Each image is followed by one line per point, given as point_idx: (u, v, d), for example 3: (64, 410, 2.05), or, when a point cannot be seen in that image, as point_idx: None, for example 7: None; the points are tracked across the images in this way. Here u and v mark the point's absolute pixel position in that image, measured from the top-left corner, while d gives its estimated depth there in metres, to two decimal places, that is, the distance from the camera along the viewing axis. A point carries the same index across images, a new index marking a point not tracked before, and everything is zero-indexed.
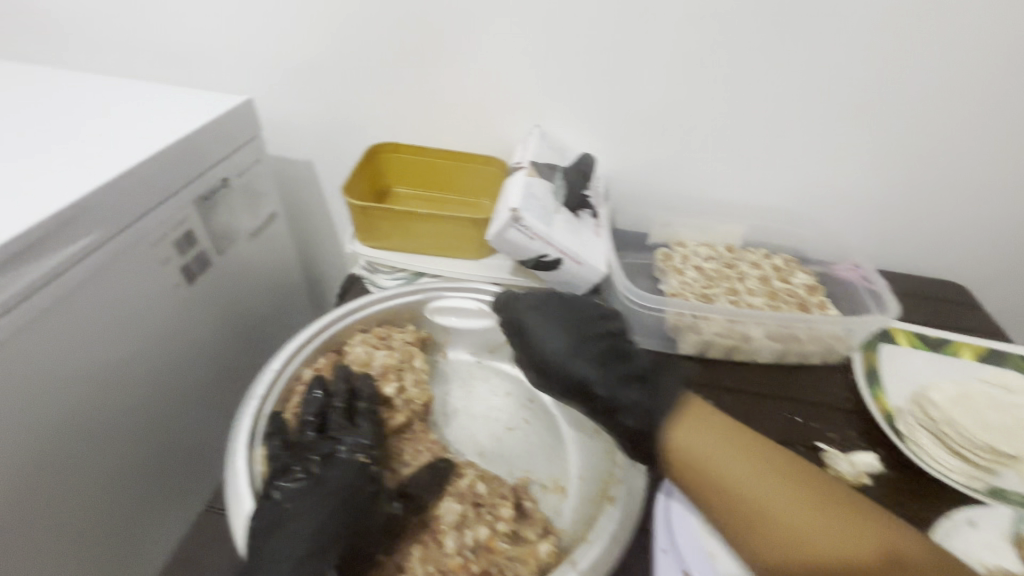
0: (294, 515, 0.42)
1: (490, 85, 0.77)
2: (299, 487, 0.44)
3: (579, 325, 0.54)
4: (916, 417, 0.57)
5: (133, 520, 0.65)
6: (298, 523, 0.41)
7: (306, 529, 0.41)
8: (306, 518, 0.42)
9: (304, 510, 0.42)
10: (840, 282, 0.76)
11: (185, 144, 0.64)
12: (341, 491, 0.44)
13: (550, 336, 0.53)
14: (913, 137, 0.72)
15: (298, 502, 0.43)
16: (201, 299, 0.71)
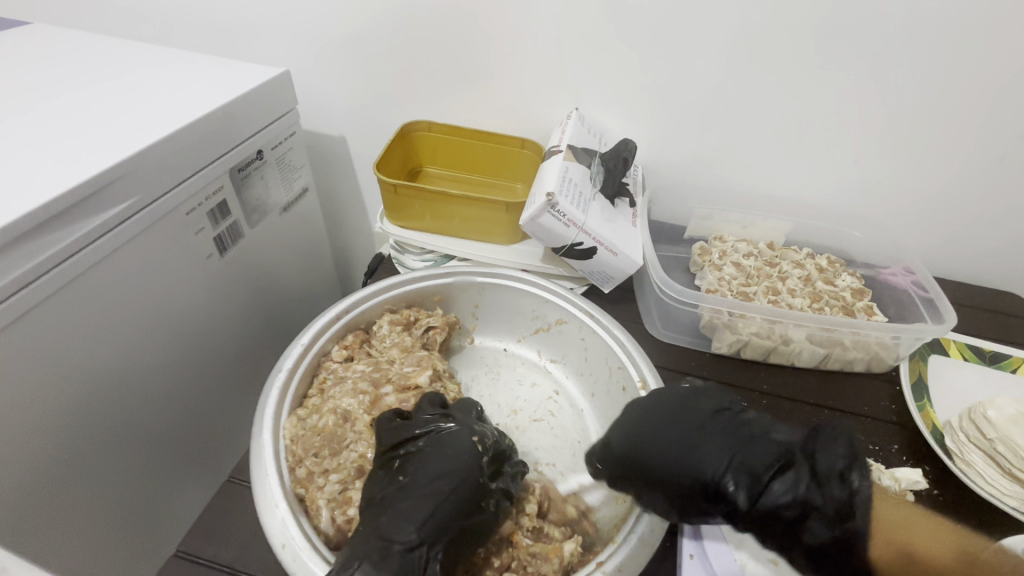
0: (403, 493, 0.38)
1: (529, 66, 0.74)
2: (418, 462, 0.40)
3: (674, 414, 0.44)
4: (968, 433, 0.52)
5: (164, 488, 0.67)
6: (411, 505, 0.37)
7: (412, 514, 0.37)
8: (412, 500, 0.37)
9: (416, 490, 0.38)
10: (889, 286, 0.72)
11: (221, 114, 0.63)
12: (444, 471, 0.39)
13: (653, 449, 0.42)
14: (979, 138, 0.67)
15: (418, 481, 0.38)
16: (233, 270, 0.72)
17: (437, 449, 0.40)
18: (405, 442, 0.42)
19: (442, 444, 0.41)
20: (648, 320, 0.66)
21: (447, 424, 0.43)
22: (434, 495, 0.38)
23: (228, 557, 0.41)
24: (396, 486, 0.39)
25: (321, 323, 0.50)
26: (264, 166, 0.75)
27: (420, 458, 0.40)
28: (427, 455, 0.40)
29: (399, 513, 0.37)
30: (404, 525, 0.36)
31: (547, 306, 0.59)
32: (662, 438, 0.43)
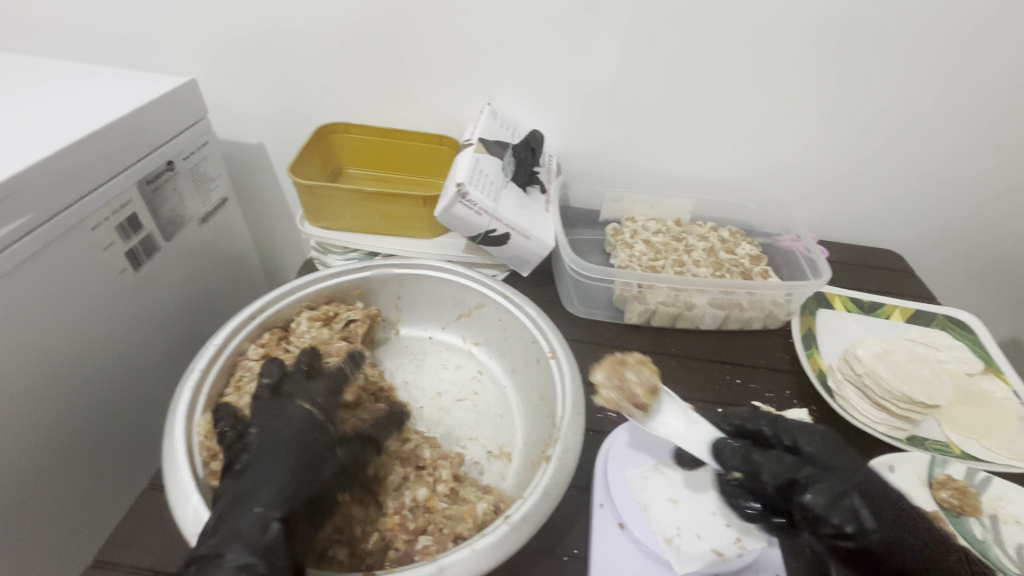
0: (261, 448, 0.39)
1: (439, 65, 0.77)
2: (266, 424, 0.41)
3: (841, 470, 0.41)
4: (844, 373, 0.60)
5: (78, 515, 0.64)
6: (263, 467, 0.38)
7: (266, 476, 0.37)
8: (274, 462, 0.38)
9: (263, 448, 0.39)
10: (782, 251, 0.79)
11: (125, 125, 0.62)
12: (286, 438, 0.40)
13: (857, 486, 0.40)
14: (843, 115, 0.75)
15: (270, 443, 0.40)
16: (149, 284, 0.70)
17: (283, 410, 0.42)
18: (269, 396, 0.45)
19: (294, 410, 0.42)
20: (566, 298, 0.70)
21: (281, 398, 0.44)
22: (285, 455, 0.38)
23: (149, 561, 0.41)
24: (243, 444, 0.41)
25: (235, 322, 0.50)
26: (176, 178, 0.74)
27: (267, 418, 0.42)
28: (273, 419, 0.42)
29: (263, 476, 0.37)
30: (267, 487, 0.37)
31: (464, 289, 0.60)
32: (867, 476, 0.42)
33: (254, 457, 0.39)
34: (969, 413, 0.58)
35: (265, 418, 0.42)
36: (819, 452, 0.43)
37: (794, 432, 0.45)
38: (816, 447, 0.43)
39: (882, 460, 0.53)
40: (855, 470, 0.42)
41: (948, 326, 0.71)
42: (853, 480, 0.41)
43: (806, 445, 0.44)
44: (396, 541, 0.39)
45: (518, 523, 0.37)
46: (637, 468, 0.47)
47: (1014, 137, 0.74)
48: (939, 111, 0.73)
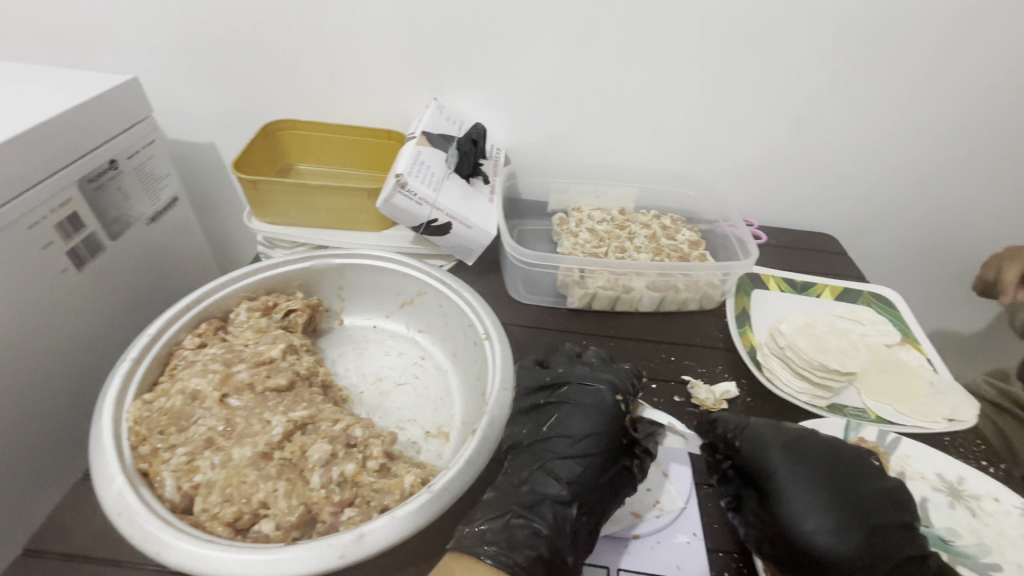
0: (547, 446, 0.46)
1: (383, 61, 0.78)
2: (566, 417, 0.47)
3: (790, 470, 0.44)
4: (770, 347, 0.64)
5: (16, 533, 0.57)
6: (559, 457, 0.45)
7: (565, 471, 0.44)
8: (553, 464, 0.45)
9: (577, 441, 0.46)
10: (720, 236, 0.82)
11: (65, 120, 0.59)
12: (587, 411, 0.48)
13: (807, 509, 0.42)
14: (775, 105, 0.79)
15: (607, 437, 0.46)
16: (95, 287, 0.65)
17: (593, 402, 0.48)
18: (546, 394, 0.50)
19: (604, 400, 0.48)
20: (511, 285, 0.72)
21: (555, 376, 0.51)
22: (599, 451, 0.45)
23: (79, 547, 0.42)
24: (540, 438, 0.47)
25: (170, 314, 0.52)
26: (120, 176, 0.69)
27: (578, 413, 0.47)
28: (587, 411, 0.47)
29: (564, 451, 0.45)
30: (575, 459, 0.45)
31: (406, 279, 0.64)
32: (826, 494, 0.42)
33: (580, 451, 0.45)
34: (885, 379, 0.62)
35: (568, 411, 0.48)
36: (779, 468, 0.44)
37: (760, 442, 0.46)
38: (777, 461, 0.44)
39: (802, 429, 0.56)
40: (819, 488, 0.43)
41: (872, 302, 0.75)
42: (800, 501, 0.42)
43: (773, 460, 0.44)
44: (322, 513, 0.40)
45: (439, 492, 0.40)
46: None
47: (931, 122, 0.79)
48: (862, 99, 0.77)
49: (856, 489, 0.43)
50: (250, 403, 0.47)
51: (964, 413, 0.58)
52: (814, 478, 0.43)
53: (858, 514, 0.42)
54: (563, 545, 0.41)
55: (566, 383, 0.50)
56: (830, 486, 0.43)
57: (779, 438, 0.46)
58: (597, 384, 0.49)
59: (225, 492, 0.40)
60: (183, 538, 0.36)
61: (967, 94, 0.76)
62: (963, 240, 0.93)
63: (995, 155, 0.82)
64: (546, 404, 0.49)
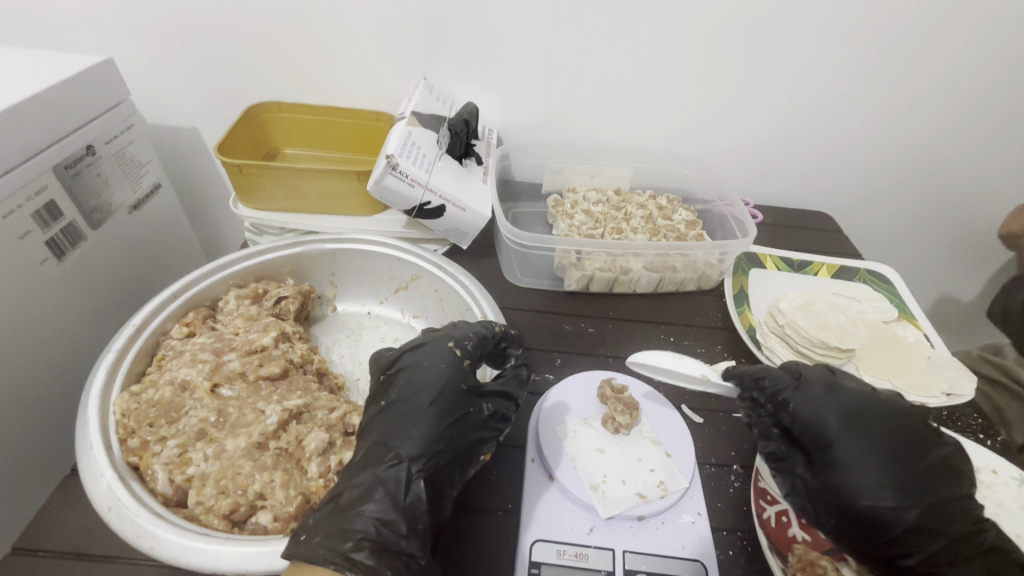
0: (387, 413, 0.42)
1: (371, 40, 0.75)
2: (405, 382, 0.43)
3: (855, 435, 0.43)
4: (769, 326, 0.64)
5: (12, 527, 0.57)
6: (403, 417, 0.41)
7: (404, 431, 0.40)
8: (393, 434, 0.40)
9: (419, 405, 0.42)
10: (716, 215, 0.82)
11: (38, 102, 0.56)
12: (431, 379, 0.43)
13: (870, 478, 0.41)
14: (774, 81, 0.77)
15: (442, 393, 0.42)
16: (78, 277, 0.63)
17: (430, 369, 0.44)
18: (386, 368, 0.46)
19: (441, 356, 0.45)
20: (507, 269, 0.70)
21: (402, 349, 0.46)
22: (436, 407, 0.41)
23: (71, 544, 0.41)
24: (381, 409, 0.43)
25: (155, 303, 0.50)
26: (98, 162, 0.66)
27: (415, 373, 0.44)
28: (425, 368, 0.44)
29: (400, 422, 0.41)
30: (415, 429, 0.40)
31: (400, 263, 0.62)
32: (885, 463, 0.41)
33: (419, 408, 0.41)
34: (883, 355, 0.62)
35: (407, 373, 0.44)
36: (837, 435, 0.43)
37: (816, 406, 0.45)
38: (834, 428, 0.43)
39: None
40: (877, 458, 0.42)
41: (870, 279, 0.75)
42: (858, 470, 0.41)
43: (830, 428, 0.43)
44: (322, 503, 0.40)
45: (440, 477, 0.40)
46: (566, 424, 0.52)
47: (926, 97, 0.78)
48: (861, 74, 0.76)
49: (916, 459, 0.42)
50: (243, 393, 0.46)
51: (963, 388, 0.58)
52: (874, 447, 0.42)
53: (916, 484, 0.41)
54: (405, 527, 0.36)
55: (402, 351, 0.46)
56: (888, 455, 0.42)
57: (836, 401, 0.45)
58: (424, 343, 0.46)
59: (220, 484, 0.39)
60: (177, 532, 0.35)
61: (963, 68, 0.74)
62: (958, 215, 0.93)
63: (990, 129, 0.81)
64: (387, 374, 0.45)
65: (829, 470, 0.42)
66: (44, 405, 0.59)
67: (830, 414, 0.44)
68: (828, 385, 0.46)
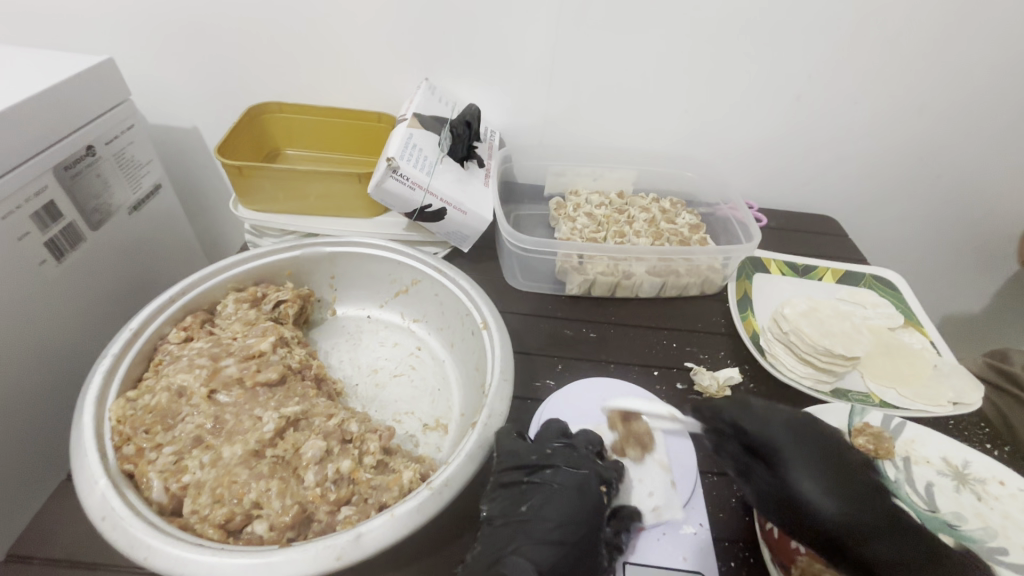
0: (522, 529, 0.39)
1: (373, 40, 0.75)
2: (544, 498, 0.41)
3: (824, 478, 0.41)
4: (773, 332, 0.63)
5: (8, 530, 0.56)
6: (531, 539, 0.39)
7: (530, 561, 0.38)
8: (522, 551, 0.38)
9: (549, 527, 0.39)
10: (720, 219, 0.81)
11: (37, 102, 0.55)
12: (569, 498, 0.41)
13: (857, 521, 0.39)
14: (779, 83, 0.76)
15: (583, 535, 0.40)
16: (76, 278, 0.63)
17: (575, 488, 0.42)
18: (527, 469, 0.43)
19: (588, 490, 0.42)
20: (508, 272, 0.70)
21: (547, 461, 0.43)
22: (574, 546, 0.39)
23: (65, 552, 0.40)
24: (512, 517, 0.40)
25: (152, 306, 0.50)
26: (98, 163, 0.66)
27: (558, 495, 0.41)
28: (570, 496, 0.41)
29: (530, 544, 0.39)
30: (538, 552, 0.38)
31: (400, 267, 0.62)
32: (857, 504, 0.40)
33: (554, 538, 0.39)
34: (888, 363, 0.61)
35: (549, 493, 0.41)
36: (813, 481, 0.41)
37: (787, 453, 0.42)
38: (806, 473, 0.41)
39: None
40: (845, 503, 0.40)
41: (875, 285, 0.74)
42: (843, 516, 0.39)
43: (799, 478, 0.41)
44: (318, 513, 0.39)
45: (440, 488, 0.39)
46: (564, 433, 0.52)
47: (933, 100, 0.77)
48: (868, 77, 0.75)
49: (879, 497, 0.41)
50: (240, 399, 0.45)
51: (968, 397, 0.58)
52: (841, 492, 0.40)
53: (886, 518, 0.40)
54: None
55: (552, 461, 0.43)
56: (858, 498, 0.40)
57: (796, 443, 0.43)
58: (583, 468, 0.44)
59: (215, 492, 0.39)
60: (171, 542, 0.34)
61: (971, 71, 0.74)
62: (964, 220, 0.92)
63: (997, 133, 0.80)
64: (524, 479, 0.43)
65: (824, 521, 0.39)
66: (41, 408, 0.59)
67: (795, 459, 0.42)
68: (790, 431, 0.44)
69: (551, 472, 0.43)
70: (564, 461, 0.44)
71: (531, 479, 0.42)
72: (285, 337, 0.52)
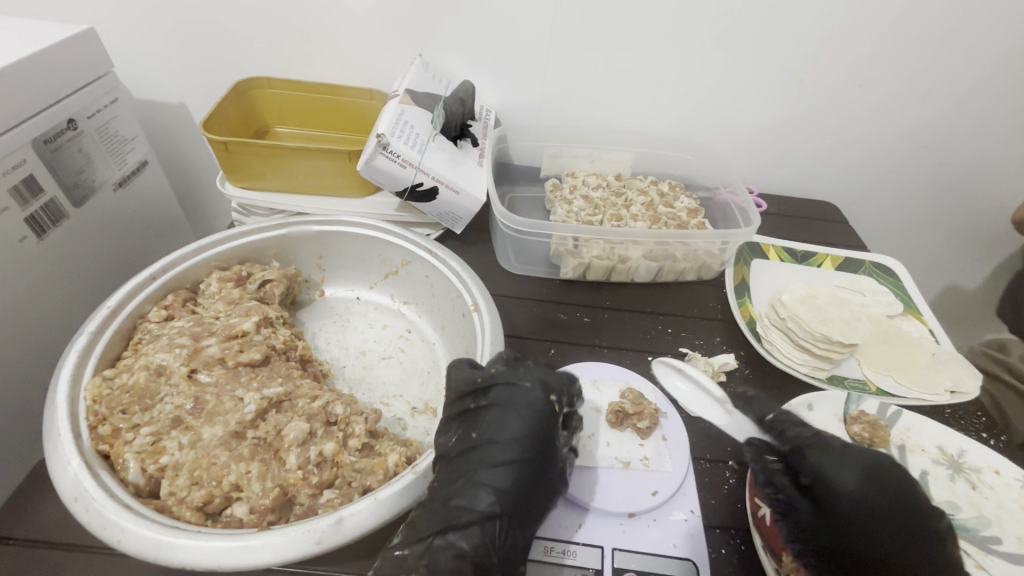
0: (474, 455, 0.38)
1: (365, 13, 0.72)
2: (494, 416, 0.39)
3: (871, 487, 0.39)
4: (770, 318, 0.62)
5: None
6: (482, 460, 0.37)
7: (488, 481, 0.36)
8: (477, 474, 0.37)
9: (506, 447, 0.38)
10: (719, 203, 0.79)
11: (14, 71, 0.53)
12: (520, 412, 0.39)
13: (886, 538, 0.38)
14: (783, 65, 0.74)
15: (535, 448, 0.38)
16: (58, 255, 0.61)
17: (524, 399, 0.40)
18: (474, 395, 0.42)
19: (538, 401, 0.40)
20: (502, 255, 0.68)
21: (494, 374, 0.42)
22: (530, 460, 0.38)
23: (42, 533, 0.39)
24: (468, 444, 0.39)
25: (133, 283, 0.48)
26: (81, 137, 0.64)
27: (508, 413, 0.39)
28: (517, 412, 0.39)
29: (489, 463, 0.37)
30: (495, 474, 0.37)
31: (390, 248, 0.60)
32: (894, 522, 0.38)
33: (506, 457, 0.37)
34: (886, 351, 0.61)
35: (498, 413, 0.39)
36: (855, 494, 0.39)
37: (839, 463, 0.40)
38: (856, 485, 0.39)
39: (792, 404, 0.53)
40: (892, 520, 0.38)
41: (874, 272, 0.73)
42: (874, 530, 0.38)
43: (852, 484, 0.39)
44: (300, 496, 0.38)
45: (424, 471, 0.39)
46: None
47: (941, 84, 0.75)
48: (875, 59, 0.73)
49: (916, 514, 0.39)
50: (222, 379, 0.44)
51: (967, 385, 0.57)
52: (886, 499, 0.39)
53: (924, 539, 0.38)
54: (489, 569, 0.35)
55: (494, 380, 0.41)
56: (894, 506, 0.39)
57: (855, 459, 0.41)
58: (525, 380, 0.41)
59: (193, 475, 0.38)
60: (146, 525, 0.33)
61: (980, 55, 0.72)
62: (967, 207, 0.90)
63: (1005, 118, 0.78)
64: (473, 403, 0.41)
65: (845, 531, 0.38)
66: (22, 386, 0.58)
67: (843, 470, 0.40)
68: (846, 442, 0.42)
69: (500, 386, 0.41)
70: (510, 375, 0.42)
71: (476, 407, 0.41)
72: (269, 316, 0.51)
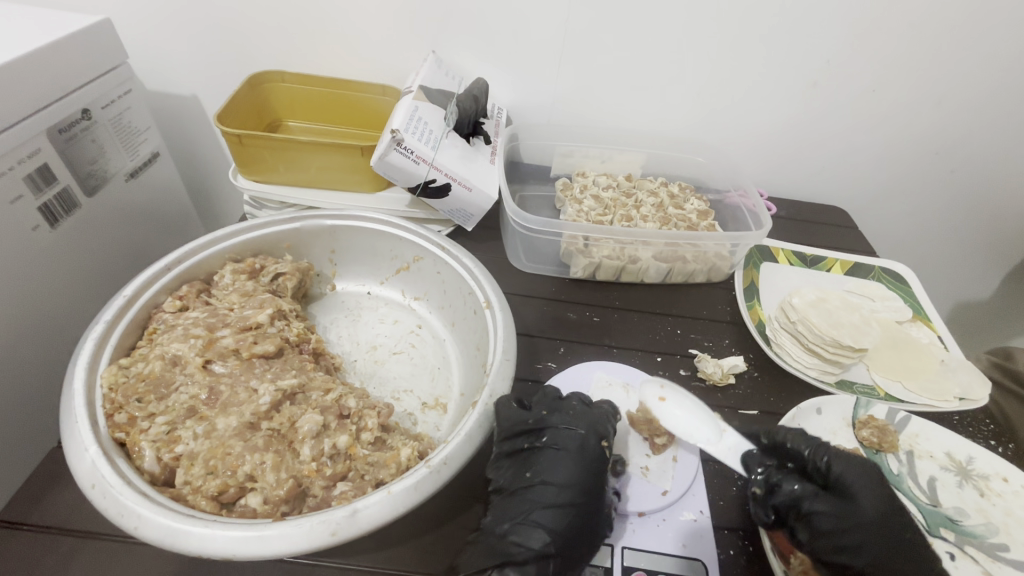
0: (531, 495, 0.40)
1: (381, 9, 0.72)
2: (550, 461, 0.41)
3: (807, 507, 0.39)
4: (780, 321, 0.62)
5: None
6: (537, 501, 0.40)
7: (542, 521, 0.39)
8: (533, 515, 0.39)
9: (561, 492, 0.40)
10: (729, 206, 0.79)
11: (30, 60, 0.53)
12: (576, 462, 0.41)
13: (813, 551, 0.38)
14: (797, 69, 0.74)
15: (586, 495, 0.40)
16: (70, 245, 0.61)
17: (580, 447, 0.42)
18: (527, 435, 0.43)
19: (590, 449, 0.42)
20: (512, 253, 0.68)
21: (548, 418, 0.44)
22: (582, 506, 0.40)
23: (57, 520, 0.39)
24: (522, 483, 0.41)
25: (149, 273, 0.49)
26: (95, 127, 0.64)
27: (563, 459, 0.41)
28: (572, 458, 0.41)
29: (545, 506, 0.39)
30: (552, 517, 0.39)
31: (402, 242, 0.60)
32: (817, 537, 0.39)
33: (559, 501, 0.39)
34: (895, 356, 0.61)
35: (553, 457, 0.42)
36: None
37: None
38: None
39: (801, 407, 0.53)
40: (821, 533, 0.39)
41: (884, 277, 0.73)
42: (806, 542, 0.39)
43: None
44: (314, 488, 0.39)
45: (439, 466, 0.38)
46: None
47: (956, 92, 0.75)
48: (889, 65, 0.73)
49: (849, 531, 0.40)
50: (236, 370, 0.44)
51: (975, 393, 0.57)
52: None
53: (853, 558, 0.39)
54: None
55: (549, 424, 0.43)
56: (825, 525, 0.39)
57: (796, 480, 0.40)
58: (579, 426, 0.43)
59: (209, 464, 0.38)
60: (163, 513, 0.33)
61: (995, 64, 0.72)
62: (976, 215, 0.90)
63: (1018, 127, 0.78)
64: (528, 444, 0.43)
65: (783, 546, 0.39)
66: (33, 373, 0.58)
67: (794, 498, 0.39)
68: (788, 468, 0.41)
69: (554, 434, 0.43)
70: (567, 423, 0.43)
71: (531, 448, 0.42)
72: (281, 306, 0.50)
